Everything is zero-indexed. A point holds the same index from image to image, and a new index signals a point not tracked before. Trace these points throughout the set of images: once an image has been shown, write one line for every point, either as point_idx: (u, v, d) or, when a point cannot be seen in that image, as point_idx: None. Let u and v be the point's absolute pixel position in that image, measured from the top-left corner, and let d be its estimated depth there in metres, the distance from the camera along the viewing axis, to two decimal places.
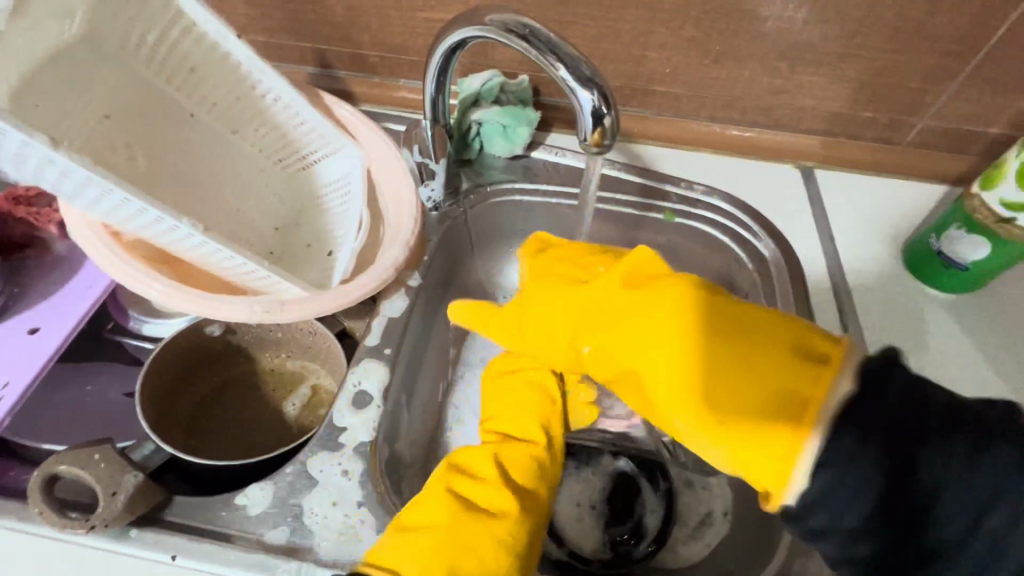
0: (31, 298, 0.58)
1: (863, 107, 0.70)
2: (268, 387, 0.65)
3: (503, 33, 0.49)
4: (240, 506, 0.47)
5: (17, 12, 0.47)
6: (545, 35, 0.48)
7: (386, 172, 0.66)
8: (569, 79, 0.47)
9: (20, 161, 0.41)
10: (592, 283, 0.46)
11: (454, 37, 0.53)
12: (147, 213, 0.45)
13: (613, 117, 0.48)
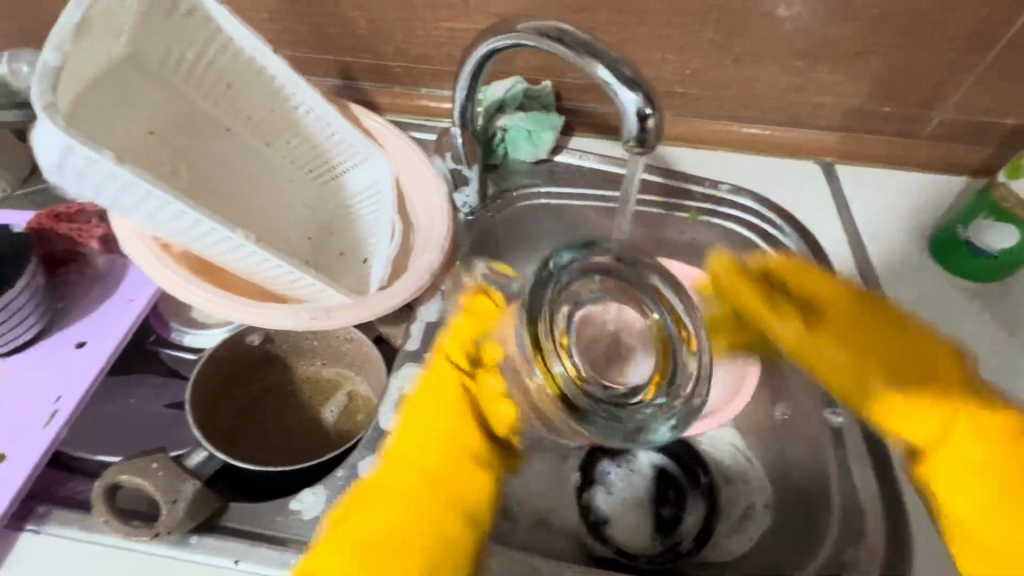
0: (75, 313, 0.58)
1: (882, 103, 0.71)
2: (307, 397, 0.65)
3: (538, 38, 0.50)
4: (295, 510, 0.48)
5: (80, 28, 0.47)
6: (580, 37, 0.49)
7: (415, 181, 0.67)
8: (612, 79, 0.47)
9: (80, 177, 0.42)
10: (852, 317, 0.52)
11: (489, 43, 0.54)
12: (203, 224, 0.47)
13: (657, 117, 0.48)
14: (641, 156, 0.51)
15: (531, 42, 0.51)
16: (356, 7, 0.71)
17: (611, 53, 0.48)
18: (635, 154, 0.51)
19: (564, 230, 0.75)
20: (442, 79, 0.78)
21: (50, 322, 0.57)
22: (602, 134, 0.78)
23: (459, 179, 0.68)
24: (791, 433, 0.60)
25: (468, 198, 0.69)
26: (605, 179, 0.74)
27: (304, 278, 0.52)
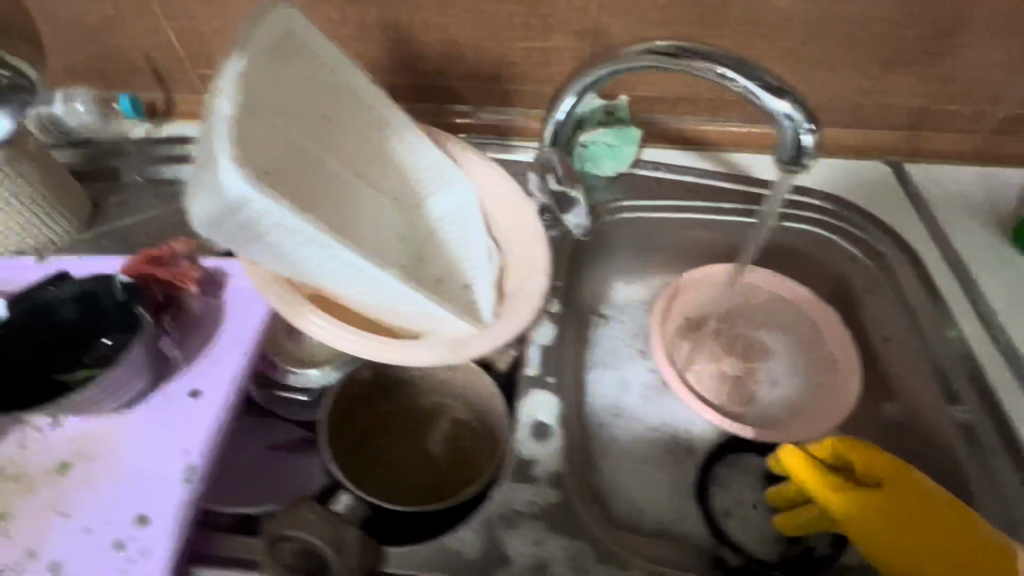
0: (179, 361, 0.56)
1: (948, 101, 0.73)
2: (418, 427, 0.65)
3: (653, 59, 0.53)
4: (454, 551, 0.47)
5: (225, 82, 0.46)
6: (702, 52, 0.51)
7: (502, 204, 0.68)
8: (757, 90, 0.49)
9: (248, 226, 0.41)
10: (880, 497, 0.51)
11: (597, 72, 0.56)
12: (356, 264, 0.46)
13: (818, 133, 0.50)
14: (796, 173, 0.53)
15: (646, 61, 0.54)
16: (431, 30, 0.70)
17: (734, 58, 0.50)
18: (790, 171, 0.53)
19: (648, 242, 0.76)
20: (512, 98, 0.77)
21: (161, 372, 0.55)
22: (675, 144, 0.78)
23: (565, 204, 0.68)
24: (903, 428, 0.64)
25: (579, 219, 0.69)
26: (684, 189, 0.74)
27: (436, 313, 0.51)
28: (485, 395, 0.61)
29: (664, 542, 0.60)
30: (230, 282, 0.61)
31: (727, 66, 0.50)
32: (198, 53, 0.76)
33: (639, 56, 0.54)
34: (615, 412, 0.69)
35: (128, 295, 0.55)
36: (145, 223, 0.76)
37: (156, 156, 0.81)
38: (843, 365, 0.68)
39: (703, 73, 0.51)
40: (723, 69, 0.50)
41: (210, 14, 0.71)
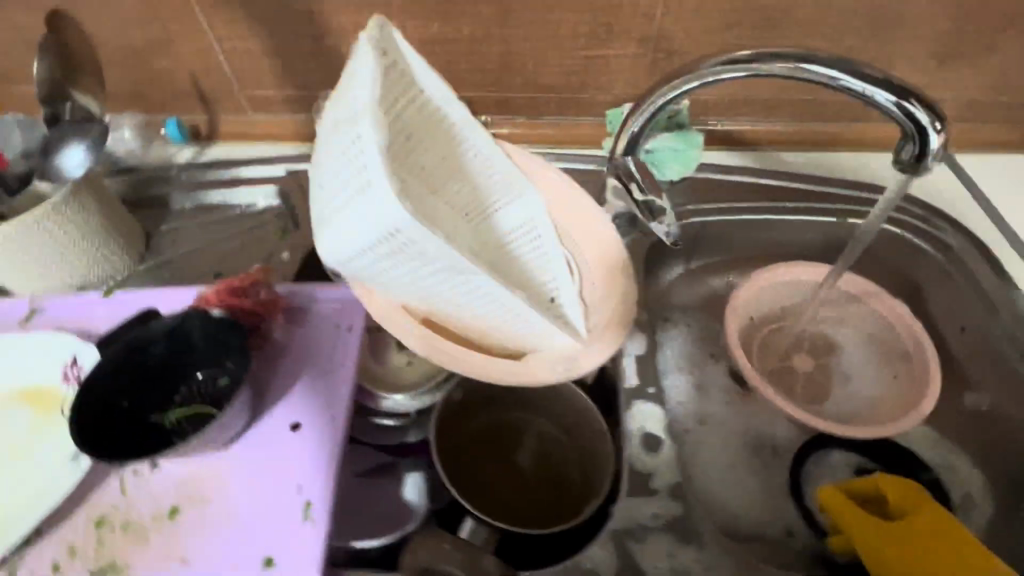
0: (274, 394, 0.55)
1: (1001, 92, 0.74)
2: (504, 441, 0.64)
3: (734, 68, 0.52)
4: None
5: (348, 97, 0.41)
6: (789, 56, 0.50)
7: (573, 214, 0.67)
8: (869, 86, 0.48)
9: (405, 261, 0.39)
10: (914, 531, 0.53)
11: (674, 87, 0.55)
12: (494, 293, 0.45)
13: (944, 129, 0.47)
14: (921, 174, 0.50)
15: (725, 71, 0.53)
16: (491, 42, 0.69)
17: (828, 57, 0.49)
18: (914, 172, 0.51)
19: (711, 244, 0.77)
20: (569, 106, 0.77)
21: (258, 404, 0.55)
22: (731, 145, 0.78)
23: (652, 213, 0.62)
24: (987, 420, 0.64)
25: (670, 227, 0.61)
26: (747, 190, 0.75)
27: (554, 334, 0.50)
28: (577, 411, 0.60)
29: (766, 548, 0.60)
30: (313, 309, 0.60)
31: (820, 65, 0.49)
32: (246, 73, 0.74)
33: (716, 67, 0.53)
34: (697, 419, 0.68)
35: (219, 329, 0.54)
36: (199, 251, 0.74)
37: (207, 181, 0.78)
38: (920, 358, 0.67)
39: (795, 74, 0.50)
40: (824, 68, 0.49)
41: (264, 35, 0.70)
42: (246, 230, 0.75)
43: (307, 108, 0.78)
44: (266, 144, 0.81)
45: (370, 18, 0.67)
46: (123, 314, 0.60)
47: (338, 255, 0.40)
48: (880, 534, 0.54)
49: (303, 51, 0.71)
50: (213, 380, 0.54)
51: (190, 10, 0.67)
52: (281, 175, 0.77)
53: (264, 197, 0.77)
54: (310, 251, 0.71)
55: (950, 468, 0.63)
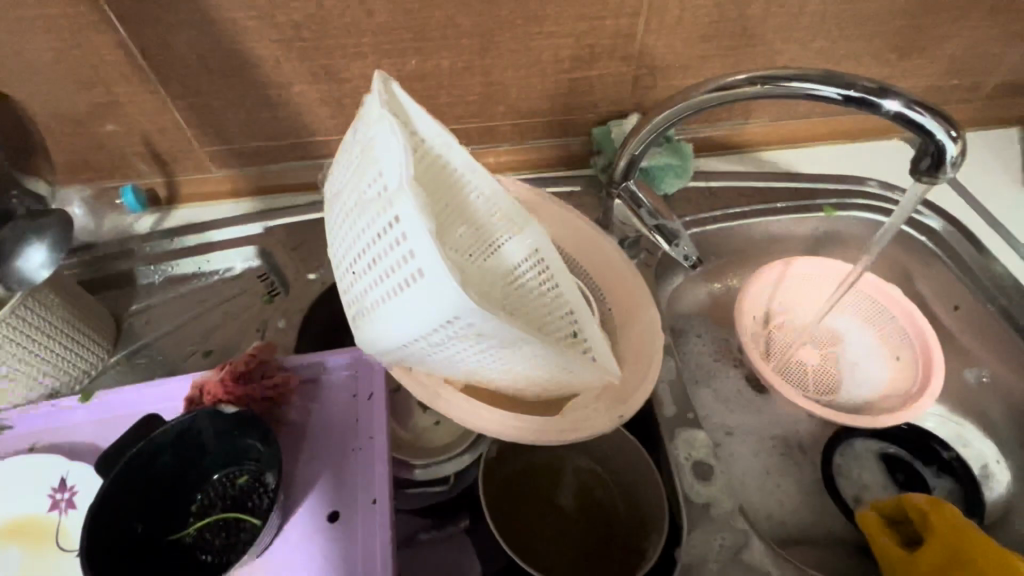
0: (303, 483, 0.51)
1: (953, 77, 0.78)
2: (541, 484, 0.61)
3: (730, 93, 0.53)
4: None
5: (369, 160, 0.38)
6: (783, 76, 0.51)
7: (578, 239, 0.64)
8: (866, 96, 0.48)
9: (458, 340, 0.35)
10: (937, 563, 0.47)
11: (674, 112, 0.56)
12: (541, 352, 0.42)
13: (961, 141, 0.47)
14: (934, 183, 0.49)
15: (720, 98, 0.54)
16: (472, 73, 0.66)
17: (820, 73, 0.50)
18: (926, 183, 0.49)
19: (709, 250, 0.77)
20: (555, 128, 0.75)
21: (288, 497, 0.50)
22: (716, 151, 0.79)
23: (667, 237, 0.62)
24: (990, 391, 0.67)
25: (686, 249, 0.62)
26: (738, 194, 0.76)
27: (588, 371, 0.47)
28: (617, 448, 0.58)
29: (816, 550, 0.61)
30: (326, 380, 0.56)
31: (816, 81, 0.50)
32: (208, 130, 0.68)
33: (711, 93, 0.54)
34: (725, 430, 0.69)
35: (236, 426, 0.49)
36: (178, 329, 0.67)
37: (176, 250, 0.71)
38: (919, 339, 0.71)
39: (793, 93, 0.51)
40: (818, 86, 0.50)
41: (225, 87, 0.64)
42: (228, 299, 0.69)
43: (278, 159, 0.72)
44: (236, 201, 0.75)
45: (342, 60, 0.63)
46: (106, 416, 0.55)
47: (381, 344, 0.36)
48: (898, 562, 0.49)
49: (270, 101, 0.65)
50: (234, 479, 0.50)
51: (138, 69, 0.60)
52: (258, 233, 0.72)
53: (242, 259, 0.71)
54: (306, 313, 0.66)
55: (959, 439, 0.67)
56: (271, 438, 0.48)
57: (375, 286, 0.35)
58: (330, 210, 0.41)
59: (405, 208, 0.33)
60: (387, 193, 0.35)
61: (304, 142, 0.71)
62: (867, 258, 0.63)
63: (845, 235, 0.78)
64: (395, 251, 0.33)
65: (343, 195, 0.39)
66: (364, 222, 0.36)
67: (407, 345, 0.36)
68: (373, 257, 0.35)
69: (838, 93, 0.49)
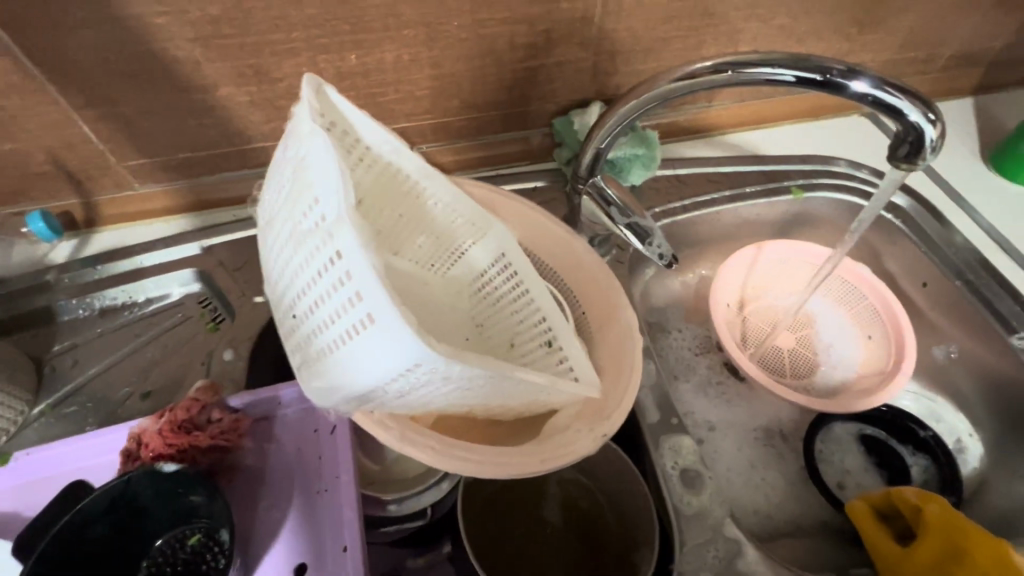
0: (265, 534, 0.46)
1: (911, 49, 0.77)
2: (523, 500, 0.58)
3: (696, 82, 0.50)
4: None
5: (303, 183, 0.33)
6: (748, 61, 0.48)
7: (546, 240, 0.59)
8: (836, 79, 0.45)
9: (419, 386, 0.31)
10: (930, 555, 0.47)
11: (638, 103, 0.53)
12: (514, 380, 0.38)
13: (941, 125, 0.44)
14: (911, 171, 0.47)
15: (685, 88, 0.51)
16: (420, 67, 0.61)
17: (786, 56, 0.47)
18: (905, 170, 0.47)
19: (680, 241, 0.75)
20: (513, 121, 0.71)
21: (248, 552, 0.46)
22: (681, 136, 0.76)
23: (640, 235, 0.59)
24: (959, 366, 0.68)
25: (661, 247, 0.59)
26: (706, 181, 0.74)
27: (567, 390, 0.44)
28: (601, 461, 0.55)
29: (804, 541, 0.61)
30: (282, 417, 0.51)
31: (783, 65, 0.47)
32: (124, 142, 0.60)
33: (676, 83, 0.51)
34: (707, 426, 0.67)
35: (178, 483, 0.44)
36: (110, 368, 0.60)
37: (102, 279, 0.63)
38: (891, 319, 0.71)
39: (759, 80, 0.48)
40: (784, 71, 0.47)
41: (139, 94, 0.56)
42: (165, 330, 0.63)
43: (210, 171, 0.65)
44: (166, 220, 0.67)
45: (272, 58, 0.56)
46: (27, 480, 0.48)
47: (332, 396, 0.32)
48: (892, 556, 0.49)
49: (193, 107, 0.58)
50: (184, 540, 0.44)
51: (30, 78, 0.52)
52: (194, 254, 0.65)
53: (179, 285, 0.65)
54: (256, 341, 0.61)
55: (933, 415, 0.69)
56: (220, 494, 0.43)
57: (319, 332, 0.31)
58: (264, 241, 0.36)
59: (347, 242, 0.29)
60: (325, 223, 0.30)
61: (238, 151, 0.64)
62: (846, 245, 0.62)
63: (813, 217, 0.77)
64: (339, 293, 0.29)
65: (276, 223, 0.34)
66: (301, 257, 0.31)
67: (363, 397, 0.31)
68: (315, 299, 0.30)
69: (806, 78, 0.46)
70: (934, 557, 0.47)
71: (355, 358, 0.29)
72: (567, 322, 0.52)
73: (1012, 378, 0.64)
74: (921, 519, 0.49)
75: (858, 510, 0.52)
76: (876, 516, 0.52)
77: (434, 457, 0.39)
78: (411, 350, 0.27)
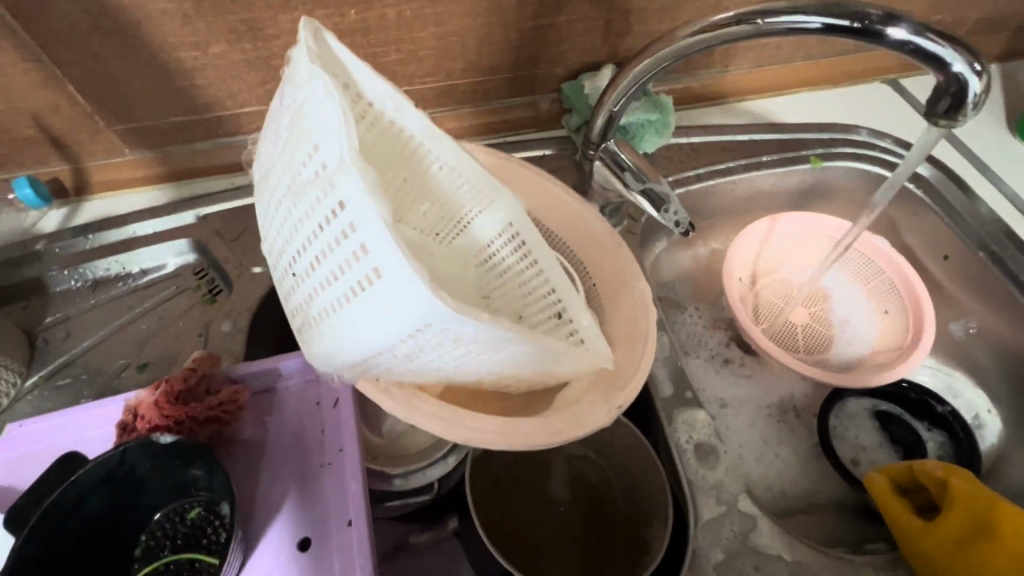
0: (267, 508, 0.45)
1: (937, 12, 0.73)
2: (531, 476, 0.57)
3: (715, 34, 0.47)
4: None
5: (300, 130, 0.30)
6: (778, 8, 0.44)
7: (555, 208, 0.57)
8: (873, 27, 0.42)
9: (427, 349, 0.29)
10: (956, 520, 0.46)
11: (655, 60, 0.50)
12: (522, 348, 0.36)
13: (986, 76, 0.41)
14: (947, 128, 0.45)
15: (703, 43, 0.48)
16: (423, 24, 0.58)
17: (816, 3, 0.44)
18: (941, 127, 0.45)
19: (692, 212, 0.72)
20: (521, 85, 0.68)
21: (250, 525, 0.44)
22: (694, 103, 0.73)
23: (655, 202, 0.55)
24: (979, 342, 0.66)
25: (677, 214, 0.55)
26: (722, 150, 0.71)
27: (576, 360, 0.42)
28: (613, 435, 0.54)
29: (816, 518, 0.60)
30: (283, 389, 0.49)
31: (814, 12, 0.43)
32: (114, 104, 0.57)
33: (695, 37, 0.48)
34: (719, 402, 0.66)
35: (175, 456, 0.42)
36: (104, 340, 0.58)
37: (94, 249, 0.61)
38: (910, 293, 0.68)
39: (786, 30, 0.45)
40: (814, 18, 0.43)
41: (126, 51, 0.53)
42: (161, 302, 0.60)
43: (205, 136, 0.62)
44: (160, 188, 0.65)
45: (266, 13, 0.53)
46: (20, 452, 0.46)
47: (337, 361, 0.30)
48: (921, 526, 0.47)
49: (185, 67, 0.55)
50: (184, 514, 0.43)
51: (8, 30, 0.49)
52: (188, 224, 0.62)
53: (175, 255, 0.62)
54: (254, 312, 0.59)
55: (950, 390, 0.67)
56: (222, 467, 0.41)
57: (319, 292, 0.28)
58: (259, 196, 0.34)
59: (351, 192, 0.26)
60: (325, 172, 0.28)
61: (232, 115, 0.61)
62: (869, 216, 0.59)
63: (831, 187, 0.74)
64: (342, 247, 0.27)
65: (272, 174, 0.32)
66: (300, 210, 0.29)
67: (367, 362, 0.30)
68: (316, 256, 0.28)
69: (837, 26, 0.43)
70: (967, 521, 0.46)
71: (364, 315, 0.27)
72: (577, 293, 0.50)
73: None
74: (944, 491, 0.48)
75: (877, 482, 0.51)
76: (895, 489, 0.51)
77: (446, 428, 0.38)
78: (421, 309, 0.25)
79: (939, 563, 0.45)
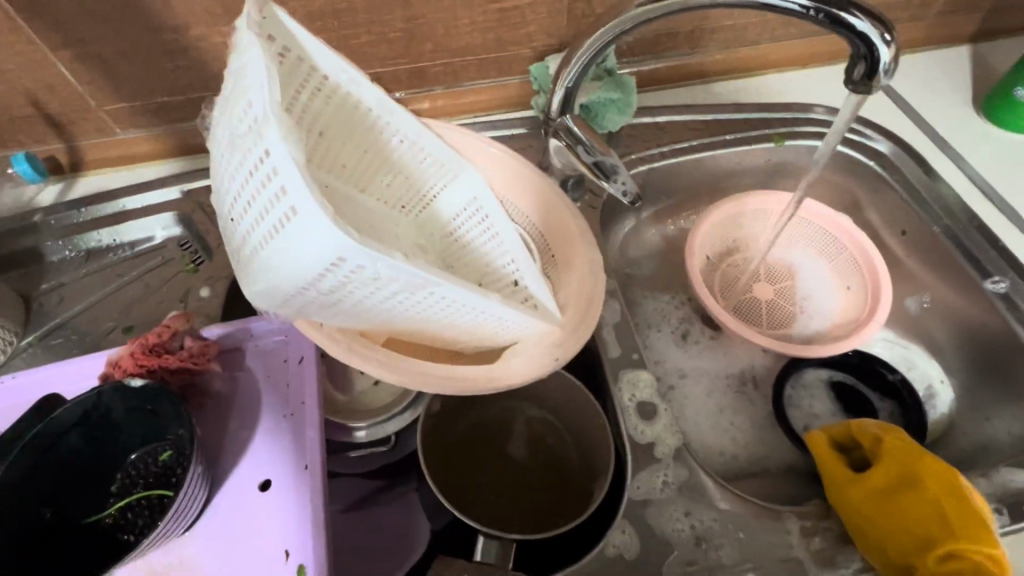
0: (233, 453, 0.49)
1: None
2: (489, 436, 0.60)
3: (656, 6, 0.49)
4: (615, 555, 0.47)
5: (241, 91, 0.33)
6: None
7: (517, 183, 0.59)
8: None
9: (350, 285, 0.33)
10: (884, 472, 0.49)
11: (603, 35, 0.52)
12: (452, 299, 0.39)
13: (895, 44, 0.44)
14: (865, 94, 0.47)
15: (643, 16, 0.50)
16: (391, 8, 0.61)
17: None
18: (862, 92, 0.47)
19: (658, 190, 0.75)
20: (489, 68, 0.71)
21: (217, 468, 0.48)
22: (661, 84, 0.75)
23: (605, 172, 0.59)
24: (933, 316, 0.68)
25: (625, 184, 0.59)
26: (687, 129, 0.73)
27: (516, 320, 0.45)
28: (565, 396, 0.57)
29: (766, 481, 0.63)
30: (252, 347, 0.53)
31: None
32: (104, 85, 0.61)
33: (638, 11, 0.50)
34: (678, 372, 0.69)
35: (147, 401, 0.46)
36: (95, 304, 0.63)
37: (87, 222, 0.65)
38: (870, 271, 0.70)
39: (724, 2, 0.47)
40: None
41: (111, 33, 0.57)
42: (149, 269, 0.64)
43: (190, 116, 0.66)
44: (149, 165, 0.69)
45: None
46: (11, 400, 0.50)
47: (274, 296, 0.33)
48: (852, 480, 0.50)
49: (166, 48, 0.59)
50: (156, 456, 0.47)
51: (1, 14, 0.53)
52: (174, 198, 0.66)
53: (162, 227, 0.66)
54: (234, 281, 0.63)
55: (906, 362, 0.68)
56: (186, 412, 0.45)
57: (252, 230, 0.32)
58: (213, 153, 0.37)
59: (274, 141, 0.29)
60: (258, 126, 0.31)
61: (214, 95, 0.65)
62: (808, 180, 0.61)
63: (796, 166, 0.76)
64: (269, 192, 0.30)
65: (222, 130, 0.35)
66: (239, 160, 0.32)
67: (298, 295, 0.33)
68: (250, 199, 0.32)
69: None
70: (896, 472, 0.49)
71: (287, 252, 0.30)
72: (531, 260, 0.53)
73: (987, 328, 0.63)
74: (877, 447, 0.52)
75: (816, 438, 0.54)
76: (834, 447, 0.54)
77: (387, 371, 0.41)
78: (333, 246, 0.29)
79: (866, 511, 0.48)
